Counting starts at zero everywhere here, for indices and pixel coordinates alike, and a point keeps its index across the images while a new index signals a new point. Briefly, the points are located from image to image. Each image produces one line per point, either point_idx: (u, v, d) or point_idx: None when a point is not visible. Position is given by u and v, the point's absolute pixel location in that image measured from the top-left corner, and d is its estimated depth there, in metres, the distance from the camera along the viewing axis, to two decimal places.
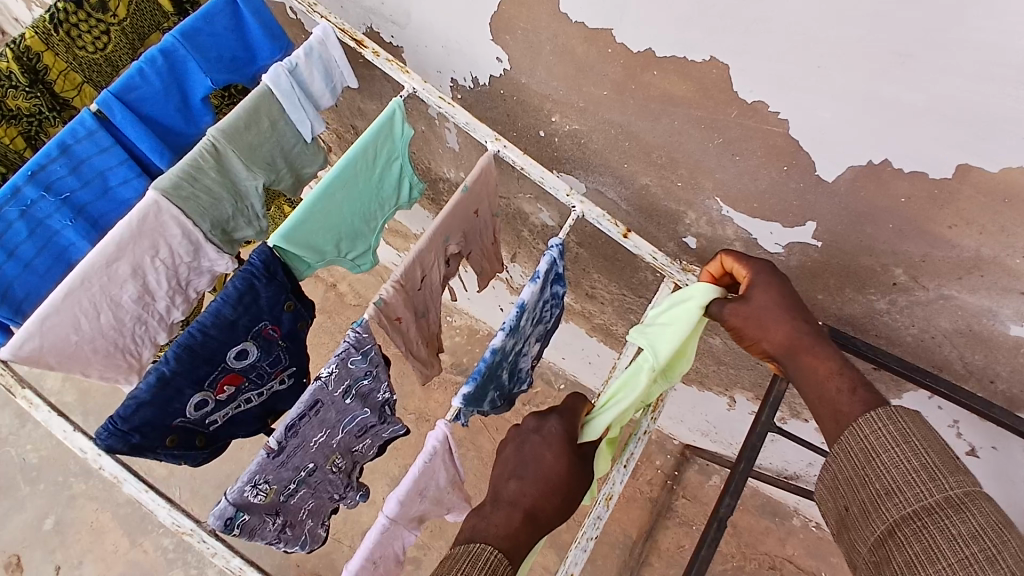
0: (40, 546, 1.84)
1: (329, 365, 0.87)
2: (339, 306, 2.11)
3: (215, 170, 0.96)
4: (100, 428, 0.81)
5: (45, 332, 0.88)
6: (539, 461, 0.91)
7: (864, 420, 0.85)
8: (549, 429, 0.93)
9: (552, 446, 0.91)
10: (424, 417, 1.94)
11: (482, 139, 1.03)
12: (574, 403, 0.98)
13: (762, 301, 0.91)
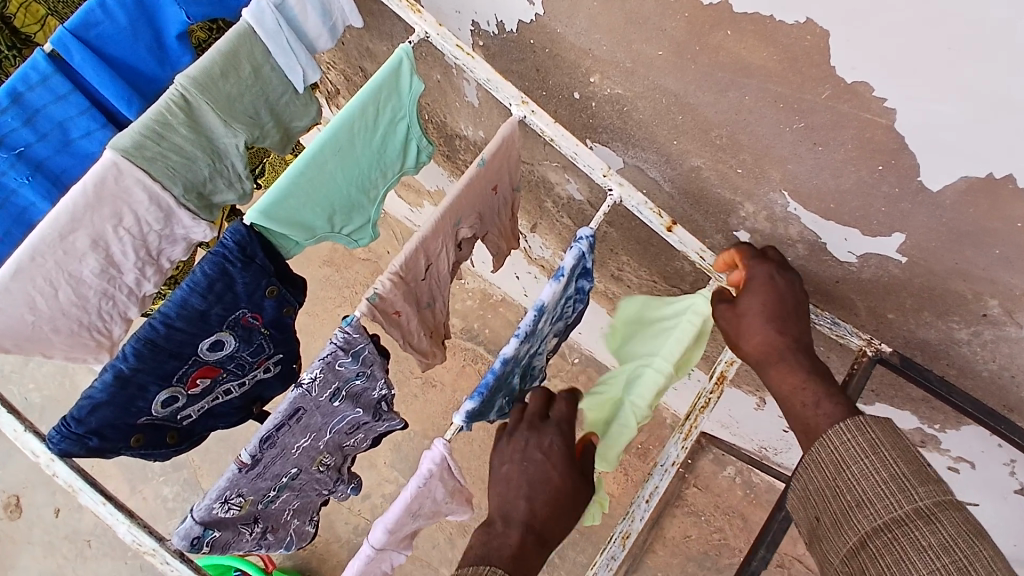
0: (44, 486, 1.90)
1: (313, 370, 0.75)
2: (347, 259, 1.99)
3: (185, 126, 0.82)
4: (53, 430, 0.71)
5: None
6: (547, 481, 0.78)
7: (832, 433, 0.76)
8: (546, 442, 0.80)
9: (555, 460, 0.79)
10: (430, 381, 1.85)
11: (507, 101, 0.86)
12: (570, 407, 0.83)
13: (750, 309, 0.82)
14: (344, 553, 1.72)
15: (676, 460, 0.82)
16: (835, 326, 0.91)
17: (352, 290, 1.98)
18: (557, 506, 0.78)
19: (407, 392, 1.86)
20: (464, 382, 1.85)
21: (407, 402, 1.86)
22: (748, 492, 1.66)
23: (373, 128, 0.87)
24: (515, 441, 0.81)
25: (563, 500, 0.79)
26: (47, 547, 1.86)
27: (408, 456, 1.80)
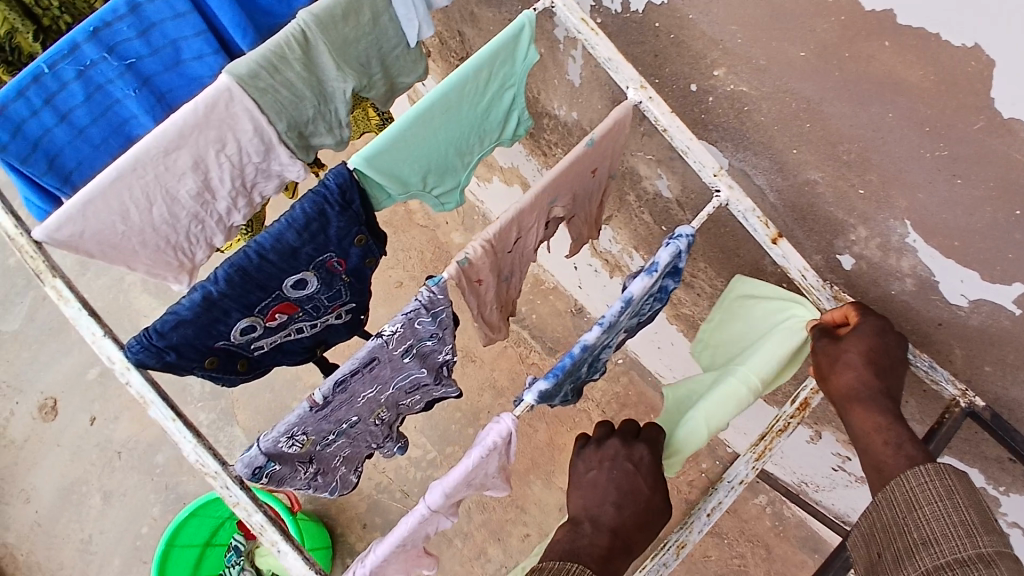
0: (82, 393, 1.97)
1: (394, 323, 0.74)
2: (405, 224, 2.00)
3: (301, 63, 0.81)
4: (133, 339, 0.70)
5: (87, 220, 0.76)
6: (637, 493, 0.78)
7: (909, 473, 0.73)
8: (634, 455, 0.80)
9: (644, 475, 0.79)
10: (470, 355, 1.85)
11: (624, 83, 0.82)
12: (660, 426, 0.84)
13: (851, 345, 0.79)
14: (362, 507, 1.74)
15: (744, 479, 0.79)
16: (932, 370, 0.86)
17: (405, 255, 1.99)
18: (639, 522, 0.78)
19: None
20: (503, 363, 1.85)
21: None
22: (776, 523, 1.62)
23: (482, 91, 0.85)
24: (602, 451, 0.81)
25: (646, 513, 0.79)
26: (77, 451, 1.91)
27: (438, 425, 1.81)
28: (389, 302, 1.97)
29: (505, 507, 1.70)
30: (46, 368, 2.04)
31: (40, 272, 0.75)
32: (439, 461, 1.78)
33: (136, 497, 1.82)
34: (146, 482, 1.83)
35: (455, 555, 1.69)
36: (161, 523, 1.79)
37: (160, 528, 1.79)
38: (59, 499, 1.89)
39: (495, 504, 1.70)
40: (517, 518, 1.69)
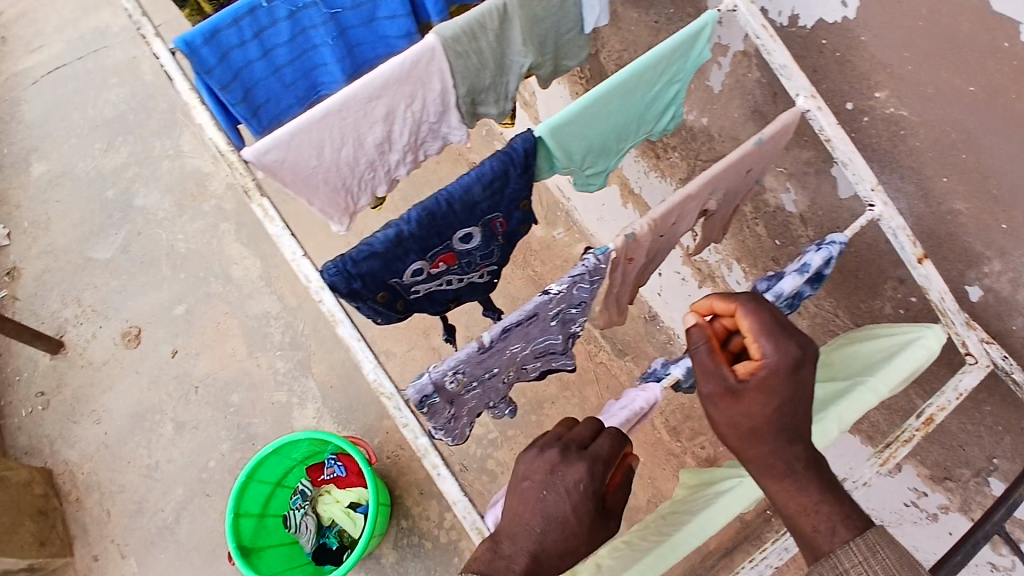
0: (166, 325, 2.07)
1: (560, 283, 0.79)
2: None
3: (495, 33, 0.86)
4: (329, 263, 0.76)
5: (291, 149, 0.81)
6: (563, 521, 0.75)
7: (840, 552, 0.67)
8: (568, 478, 0.77)
9: (573, 502, 0.76)
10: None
11: (796, 91, 0.88)
12: (613, 445, 0.80)
13: (756, 409, 0.74)
14: (422, 474, 1.81)
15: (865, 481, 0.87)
16: None
17: None
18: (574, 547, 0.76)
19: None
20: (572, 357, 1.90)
21: None
22: None
23: (654, 81, 0.90)
24: (537, 465, 0.79)
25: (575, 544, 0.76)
26: (154, 380, 1.99)
27: None
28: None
29: None
30: (133, 297, 2.13)
31: (249, 189, 0.79)
32: (499, 441, 1.84)
33: (207, 431, 1.90)
34: (219, 418, 1.91)
35: None
36: (227, 460, 1.86)
37: (227, 464, 1.86)
38: (126, 422, 1.95)
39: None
40: None
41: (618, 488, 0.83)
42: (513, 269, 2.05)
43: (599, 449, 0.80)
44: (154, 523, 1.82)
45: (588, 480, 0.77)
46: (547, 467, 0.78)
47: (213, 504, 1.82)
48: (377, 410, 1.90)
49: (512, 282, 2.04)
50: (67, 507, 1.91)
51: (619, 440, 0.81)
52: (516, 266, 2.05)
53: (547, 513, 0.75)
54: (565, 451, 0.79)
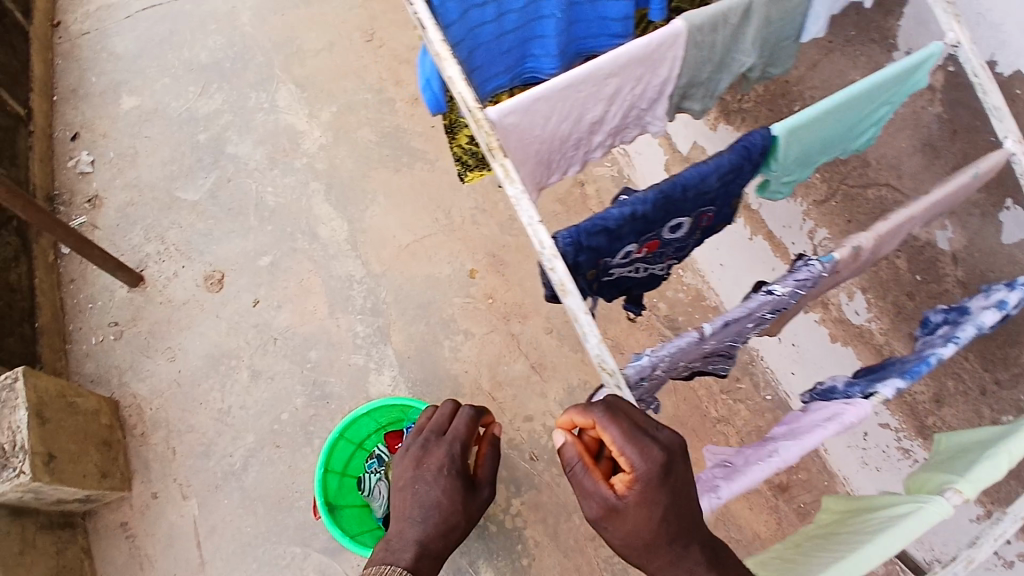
0: (249, 274, 2.08)
1: (784, 286, 0.81)
2: (580, 205, 2.12)
3: (733, 29, 0.87)
4: (564, 231, 0.77)
5: (527, 113, 0.81)
6: (438, 504, 1.28)
7: None
8: (433, 466, 1.31)
9: (441, 486, 1.29)
10: (620, 348, 1.91)
11: (1005, 133, 0.89)
12: (465, 428, 1.36)
13: (638, 523, 0.76)
14: None
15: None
16: None
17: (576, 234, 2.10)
18: (453, 518, 1.29)
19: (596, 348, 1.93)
20: None
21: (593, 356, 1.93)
22: None
23: (871, 100, 0.91)
24: (410, 463, 1.32)
25: (454, 519, 1.29)
26: (234, 326, 2.00)
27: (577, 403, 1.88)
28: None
29: None
30: (219, 242, 2.14)
31: (490, 148, 0.78)
32: None
33: (282, 384, 1.91)
34: (296, 373, 1.92)
35: (571, 529, 1.74)
36: (300, 416, 1.87)
37: (299, 419, 1.87)
38: (201, 363, 1.96)
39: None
40: None
41: (483, 465, 1.43)
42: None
43: (456, 431, 1.35)
44: (220, 468, 1.82)
45: (447, 465, 1.31)
46: (416, 463, 1.31)
47: (282, 458, 1.82)
48: (451, 388, 1.91)
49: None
50: (131, 441, 1.87)
51: (471, 418, 1.38)
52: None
53: (423, 501, 1.27)
54: (428, 446, 1.33)
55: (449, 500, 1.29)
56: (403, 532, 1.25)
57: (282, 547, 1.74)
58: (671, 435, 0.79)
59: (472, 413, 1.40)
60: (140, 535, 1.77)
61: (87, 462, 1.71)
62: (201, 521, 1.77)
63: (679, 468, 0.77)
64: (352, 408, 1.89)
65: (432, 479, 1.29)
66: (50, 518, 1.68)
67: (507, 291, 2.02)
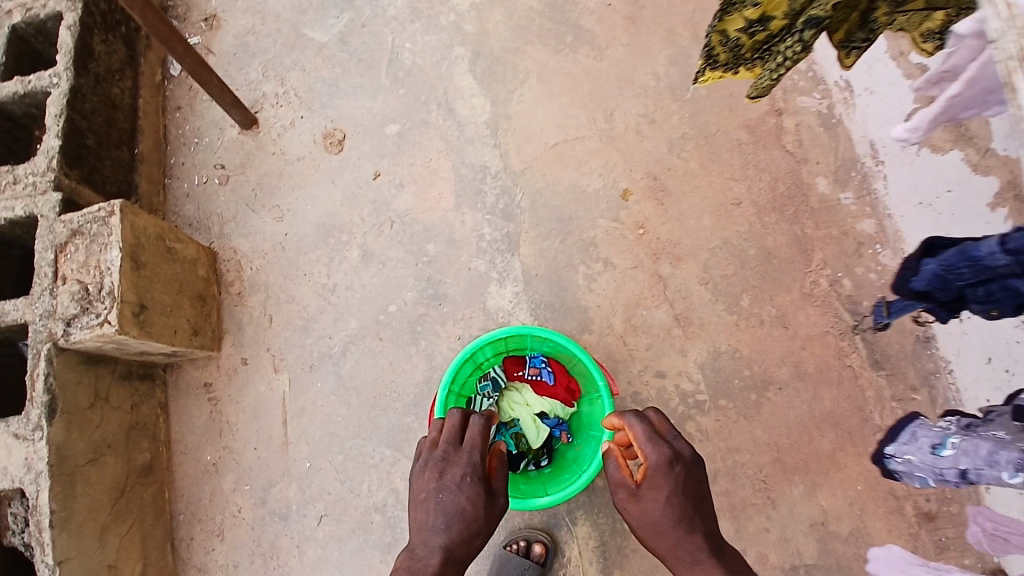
0: (372, 142, 1.82)
1: None
2: (771, 140, 1.77)
3: None
4: None
5: None
6: (462, 510, 1.12)
7: None
8: (456, 476, 1.15)
9: (466, 493, 1.13)
10: (786, 321, 1.68)
11: None
12: (480, 440, 1.20)
13: (653, 504, 1.23)
14: None
15: None
16: None
17: (758, 174, 1.76)
18: (477, 525, 1.12)
19: (754, 314, 1.69)
20: (816, 347, 1.68)
21: (750, 322, 1.69)
22: None
23: None
24: (433, 473, 1.17)
25: (476, 524, 1.11)
26: (350, 197, 1.78)
27: (722, 370, 1.66)
28: (719, 214, 1.74)
29: (756, 491, 1.62)
30: (344, 96, 1.86)
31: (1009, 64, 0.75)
32: (707, 406, 1.64)
33: (394, 273, 1.71)
34: (410, 265, 1.72)
35: None
36: (408, 312, 1.69)
37: (407, 316, 1.69)
38: (311, 231, 1.77)
39: (746, 482, 1.63)
40: (762, 508, 1.62)
41: (495, 474, 1.20)
42: (777, 220, 1.74)
43: (471, 442, 1.20)
44: (317, 349, 1.68)
45: (471, 473, 1.15)
46: (441, 472, 1.16)
47: (383, 353, 1.67)
48: (580, 320, 1.67)
49: (772, 234, 1.73)
50: (224, 298, 1.73)
51: (485, 432, 1.21)
52: (782, 218, 1.74)
53: (445, 510, 1.11)
54: (448, 457, 1.17)
55: (474, 507, 1.13)
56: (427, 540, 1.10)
57: (371, 446, 1.62)
58: (682, 445, 1.31)
59: (484, 419, 1.23)
60: (223, 400, 1.66)
61: (179, 317, 1.54)
62: (290, 399, 1.65)
63: (679, 465, 1.26)
64: (466, 316, 1.68)
65: (454, 487, 1.14)
66: (130, 368, 1.56)
67: (662, 226, 1.73)
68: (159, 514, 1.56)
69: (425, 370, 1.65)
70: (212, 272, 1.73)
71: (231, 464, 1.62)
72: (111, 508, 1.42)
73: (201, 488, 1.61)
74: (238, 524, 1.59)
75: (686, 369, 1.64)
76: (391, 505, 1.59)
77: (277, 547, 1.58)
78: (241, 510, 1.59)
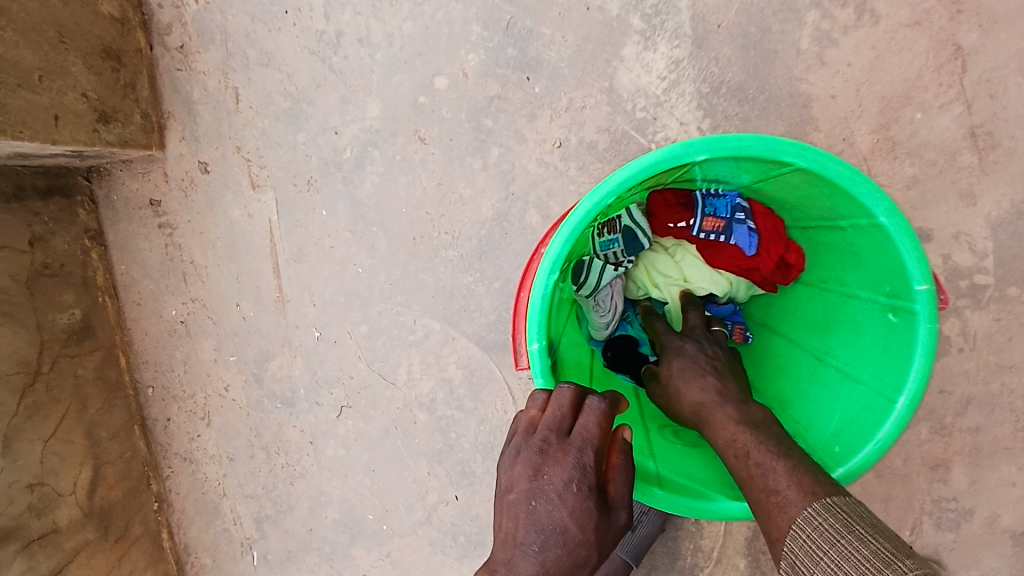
0: None
1: None
2: None
3: None
4: None
5: None
6: (562, 533, 0.52)
7: (822, 516, 0.50)
8: (557, 480, 0.55)
9: (571, 508, 0.53)
10: None
11: None
12: (600, 426, 0.58)
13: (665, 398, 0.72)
14: None
15: None
16: None
17: None
18: (588, 561, 0.53)
19: None
20: None
21: None
22: None
23: None
24: (517, 469, 0.57)
25: (586, 554, 0.53)
26: None
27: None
28: None
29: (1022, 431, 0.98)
30: None
31: None
32: (986, 297, 0.95)
33: (445, 15, 0.94)
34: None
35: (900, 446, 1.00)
36: (467, 92, 0.95)
37: (466, 99, 0.95)
38: None
39: (1007, 418, 0.98)
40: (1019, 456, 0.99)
41: (621, 472, 0.58)
42: None
43: (583, 429, 0.57)
44: (316, 154, 1.00)
45: (589, 481, 0.55)
46: (529, 468, 0.56)
47: (428, 166, 0.97)
48: (789, 125, 0.90)
49: None
50: (158, 54, 1.01)
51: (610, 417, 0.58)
52: None
53: (543, 530, 0.53)
54: (547, 449, 0.56)
55: (585, 529, 0.53)
56: (511, 564, 0.51)
57: (411, 315, 1.02)
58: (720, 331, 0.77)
59: (608, 406, 0.59)
60: (183, 230, 1.05)
61: (61, 88, 0.90)
62: (281, 234, 1.03)
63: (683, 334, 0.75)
64: (576, 104, 0.92)
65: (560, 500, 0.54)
66: (21, 180, 0.98)
67: None
68: (113, 392, 1.08)
69: (498, 202, 0.97)
70: (130, 7, 0.99)
71: (207, 325, 1.07)
72: (19, 407, 0.95)
73: (171, 355, 1.09)
74: (228, 407, 1.10)
75: (955, 227, 0.93)
76: (443, 401, 1.05)
77: (284, 441, 1.10)
78: (230, 389, 1.09)
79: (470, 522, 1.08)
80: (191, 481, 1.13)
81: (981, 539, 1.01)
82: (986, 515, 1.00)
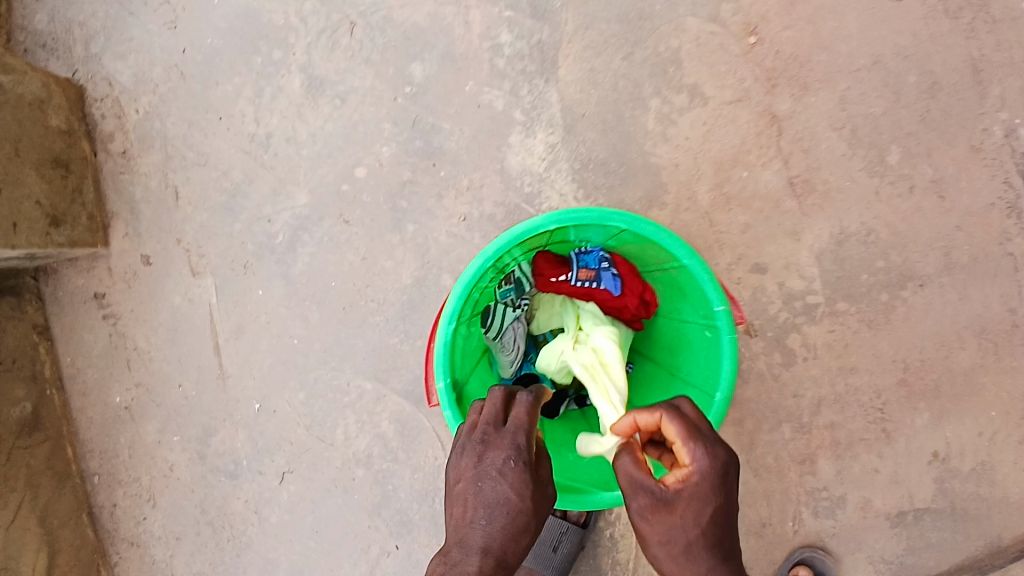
0: None
1: None
2: None
3: None
4: None
5: None
6: (505, 503, 0.67)
7: None
8: (497, 461, 0.69)
9: (510, 481, 0.68)
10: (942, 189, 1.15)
11: None
12: (529, 413, 0.72)
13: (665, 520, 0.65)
14: None
15: None
16: None
17: None
18: (528, 524, 0.67)
19: (901, 177, 1.16)
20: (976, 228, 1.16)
21: (890, 191, 1.16)
22: None
23: None
24: (464, 461, 0.70)
25: (526, 520, 0.67)
26: None
27: (845, 259, 1.16)
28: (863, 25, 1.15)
29: (871, 421, 1.18)
30: None
31: None
32: (819, 313, 1.17)
33: (360, 114, 1.12)
34: (384, 101, 1.12)
35: (773, 446, 1.19)
36: (384, 176, 1.12)
37: (384, 184, 1.12)
38: (226, 46, 1.13)
39: (853, 413, 1.18)
40: (873, 445, 1.18)
41: None
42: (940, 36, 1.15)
43: (516, 418, 0.72)
44: (251, 240, 1.13)
45: (524, 459, 0.69)
46: (474, 457, 0.70)
47: (354, 244, 1.12)
48: (647, 189, 1.12)
49: (937, 54, 1.15)
50: (103, 161, 1.14)
51: (536, 406, 0.73)
52: (947, 36, 1.15)
53: (488, 503, 0.67)
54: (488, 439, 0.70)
55: (523, 498, 0.67)
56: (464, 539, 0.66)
57: (346, 377, 1.14)
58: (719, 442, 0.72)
59: (534, 398, 0.74)
60: (127, 318, 1.14)
61: (18, 197, 1.01)
62: (220, 315, 1.14)
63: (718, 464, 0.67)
64: (476, 183, 1.11)
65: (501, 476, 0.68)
66: None
67: (779, 37, 1.14)
68: (61, 479, 1.12)
69: (416, 270, 1.12)
70: (76, 119, 1.12)
71: (153, 407, 1.15)
72: None
73: (116, 441, 1.15)
74: (172, 486, 1.16)
75: (790, 258, 1.16)
76: (378, 454, 1.15)
77: (229, 513, 1.16)
78: (175, 468, 1.15)
79: (411, 568, 1.16)
80: (140, 565, 1.16)
81: (853, 522, 1.19)
82: (856, 501, 1.18)
